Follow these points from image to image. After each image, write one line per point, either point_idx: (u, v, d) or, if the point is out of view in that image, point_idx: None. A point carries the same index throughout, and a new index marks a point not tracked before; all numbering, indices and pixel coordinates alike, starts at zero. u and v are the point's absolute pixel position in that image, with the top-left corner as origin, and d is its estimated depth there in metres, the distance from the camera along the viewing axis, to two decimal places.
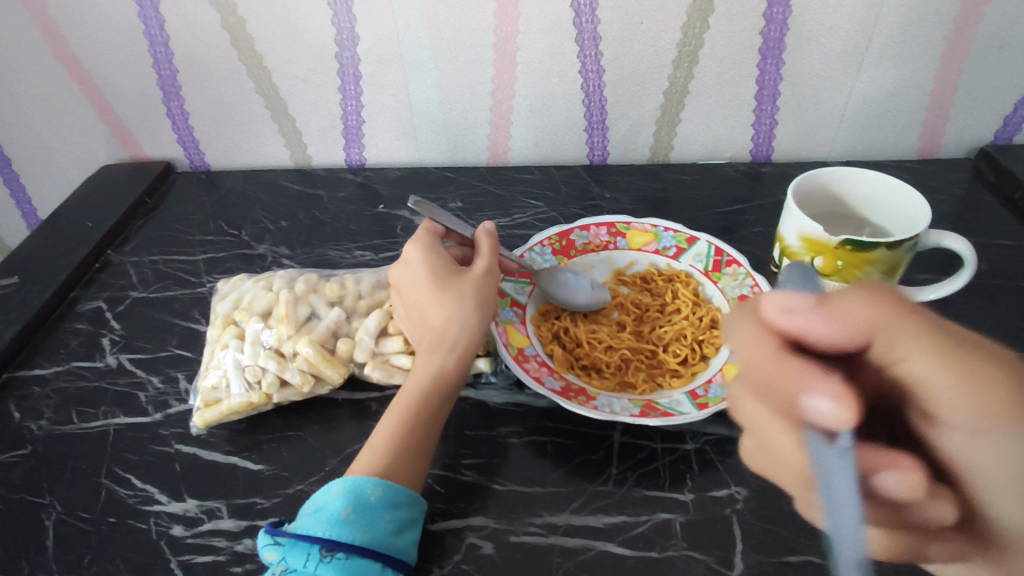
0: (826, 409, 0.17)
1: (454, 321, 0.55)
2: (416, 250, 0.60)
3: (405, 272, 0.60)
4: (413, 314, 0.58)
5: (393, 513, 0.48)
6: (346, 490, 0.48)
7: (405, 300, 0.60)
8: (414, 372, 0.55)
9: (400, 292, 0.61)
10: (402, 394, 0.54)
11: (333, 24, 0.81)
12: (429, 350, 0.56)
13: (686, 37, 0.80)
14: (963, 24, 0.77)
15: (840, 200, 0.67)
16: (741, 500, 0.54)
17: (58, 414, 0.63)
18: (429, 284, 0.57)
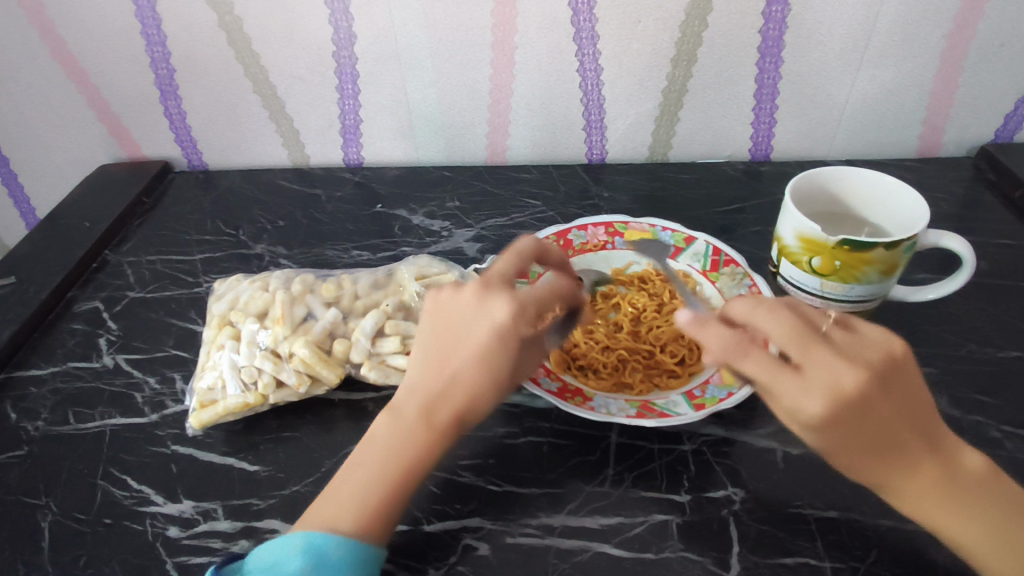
0: (813, 408, 0.42)
1: (477, 415, 0.50)
2: (512, 318, 0.50)
3: (484, 324, 0.50)
4: (446, 376, 0.50)
5: (354, 570, 0.45)
6: (305, 546, 0.45)
7: (451, 349, 0.51)
8: (408, 434, 0.49)
9: (452, 327, 0.51)
10: (385, 453, 0.49)
11: (330, 23, 0.80)
12: (437, 426, 0.49)
13: (684, 35, 0.79)
14: (963, 22, 0.77)
15: (836, 200, 0.67)
16: (738, 501, 0.53)
17: (54, 415, 0.63)
18: (490, 368, 0.49)
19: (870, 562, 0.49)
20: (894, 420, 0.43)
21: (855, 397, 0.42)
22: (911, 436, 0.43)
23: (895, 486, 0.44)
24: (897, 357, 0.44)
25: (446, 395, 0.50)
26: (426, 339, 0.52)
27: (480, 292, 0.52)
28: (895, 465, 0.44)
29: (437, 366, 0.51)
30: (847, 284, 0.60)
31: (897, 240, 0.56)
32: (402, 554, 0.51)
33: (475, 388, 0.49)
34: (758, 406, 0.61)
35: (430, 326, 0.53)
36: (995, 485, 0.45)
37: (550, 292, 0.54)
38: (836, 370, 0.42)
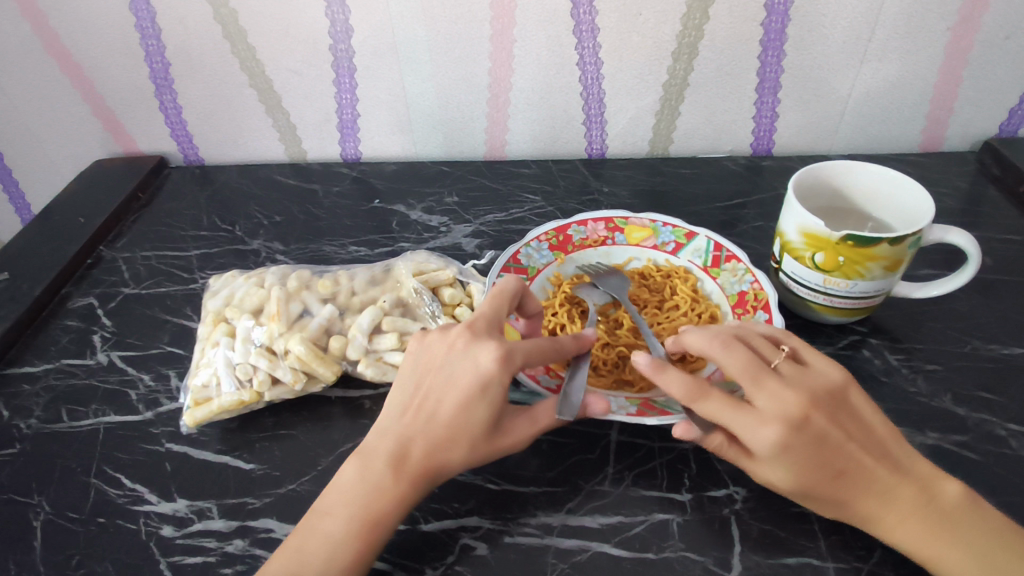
0: (767, 435, 0.46)
1: (449, 462, 0.50)
2: (495, 366, 0.49)
3: (466, 370, 0.50)
4: (423, 421, 0.50)
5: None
6: None
7: (432, 395, 0.51)
8: (375, 480, 0.49)
9: (436, 372, 0.52)
10: (351, 500, 0.49)
11: (327, 16, 0.79)
12: (406, 472, 0.49)
13: (685, 28, 0.78)
14: (968, 14, 0.76)
15: (840, 194, 0.66)
16: (740, 500, 0.53)
17: (48, 413, 0.63)
18: (465, 417, 0.49)
19: (873, 562, 0.49)
20: (849, 445, 0.46)
21: (797, 418, 0.46)
22: (870, 461, 0.47)
23: (876, 514, 0.46)
24: (843, 388, 0.49)
25: (418, 439, 0.50)
26: (409, 384, 0.53)
27: (467, 339, 0.52)
28: (865, 494, 0.46)
29: (413, 413, 0.51)
30: (850, 280, 0.59)
31: (902, 236, 0.55)
32: (399, 554, 0.50)
33: (448, 437, 0.49)
34: None
35: (415, 372, 0.53)
36: (976, 509, 0.46)
37: (542, 343, 0.52)
38: (782, 403, 0.46)
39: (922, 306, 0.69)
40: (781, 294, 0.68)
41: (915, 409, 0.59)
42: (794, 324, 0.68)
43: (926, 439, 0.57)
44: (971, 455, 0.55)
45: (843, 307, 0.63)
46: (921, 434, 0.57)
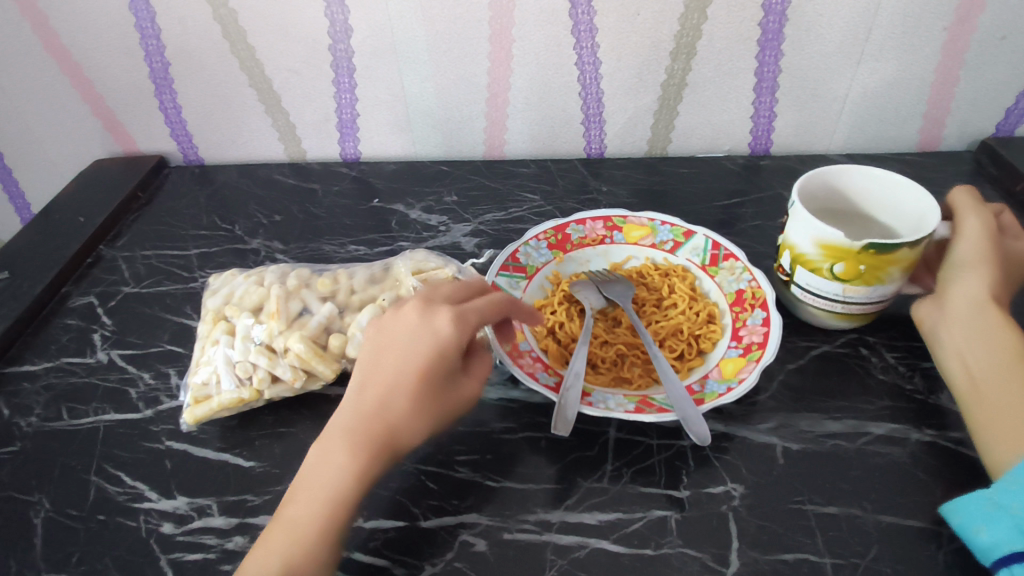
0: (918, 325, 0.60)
1: (417, 432, 0.51)
2: (450, 328, 0.52)
3: (426, 340, 0.52)
4: (386, 394, 0.51)
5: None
6: None
7: (390, 369, 0.51)
8: (341, 460, 0.49)
9: (394, 347, 0.52)
10: (321, 484, 0.48)
11: (326, 16, 0.79)
12: (374, 447, 0.49)
13: (683, 28, 0.79)
14: (964, 14, 0.76)
15: (843, 195, 0.65)
16: (737, 496, 0.53)
17: (48, 410, 0.63)
18: (431, 384, 0.51)
19: (870, 557, 0.49)
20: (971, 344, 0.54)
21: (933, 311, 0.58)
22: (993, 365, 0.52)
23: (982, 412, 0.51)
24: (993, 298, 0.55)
25: (383, 414, 0.50)
26: (365, 363, 0.53)
27: (420, 312, 0.54)
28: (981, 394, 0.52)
29: (375, 388, 0.51)
30: (870, 286, 0.59)
31: (920, 239, 0.55)
32: (399, 550, 0.51)
33: (415, 406, 0.51)
34: (758, 400, 0.60)
35: (370, 351, 0.54)
36: None
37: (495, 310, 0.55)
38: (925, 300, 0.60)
39: None
40: (779, 292, 0.68)
41: (911, 406, 0.60)
42: (791, 323, 0.68)
43: (922, 436, 0.57)
44: (967, 452, 0.56)
45: (857, 314, 0.62)
46: (917, 431, 0.58)
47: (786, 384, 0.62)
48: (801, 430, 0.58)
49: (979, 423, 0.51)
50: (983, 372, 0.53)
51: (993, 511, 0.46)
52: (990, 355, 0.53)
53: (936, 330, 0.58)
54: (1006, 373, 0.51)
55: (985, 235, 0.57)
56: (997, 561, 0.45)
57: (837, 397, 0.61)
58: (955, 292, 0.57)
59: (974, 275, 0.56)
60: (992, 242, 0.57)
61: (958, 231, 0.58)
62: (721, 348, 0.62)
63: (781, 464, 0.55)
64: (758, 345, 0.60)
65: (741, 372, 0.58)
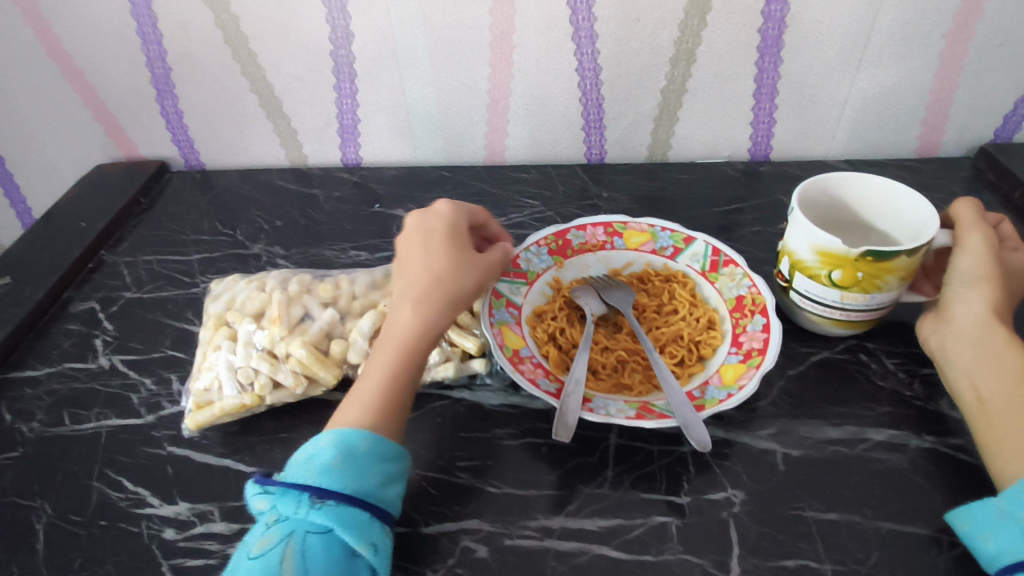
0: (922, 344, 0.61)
1: (460, 293, 0.58)
2: (453, 213, 0.62)
3: (439, 224, 0.61)
4: (417, 269, 0.58)
5: (381, 464, 0.49)
6: (336, 442, 0.49)
7: (417, 252, 0.60)
8: (401, 322, 0.56)
9: (413, 238, 0.61)
10: (390, 345, 0.55)
11: (327, 22, 0.80)
12: (427, 305, 0.57)
13: (683, 35, 0.79)
14: (963, 21, 0.77)
15: (841, 205, 0.66)
16: (738, 503, 0.53)
17: (50, 416, 0.63)
18: (455, 249, 0.59)
19: (870, 564, 0.49)
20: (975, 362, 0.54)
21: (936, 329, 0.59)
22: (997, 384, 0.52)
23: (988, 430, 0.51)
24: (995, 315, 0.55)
25: (423, 280, 0.58)
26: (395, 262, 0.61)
27: (420, 214, 0.62)
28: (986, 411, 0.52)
29: (409, 271, 0.59)
30: (868, 294, 0.59)
31: (917, 247, 0.56)
32: (400, 557, 0.51)
33: (449, 270, 0.58)
34: (758, 406, 0.61)
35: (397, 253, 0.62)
36: None
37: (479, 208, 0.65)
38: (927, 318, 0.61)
39: (918, 310, 0.70)
40: (779, 299, 0.68)
41: (910, 412, 0.60)
42: (790, 329, 0.68)
43: (922, 442, 0.57)
44: (967, 458, 0.56)
45: (857, 321, 0.63)
46: (917, 437, 0.58)
47: (786, 391, 0.62)
48: (801, 436, 0.58)
49: (985, 441, 0.52)
50: (991, 393, 0.52)
51: (1001, 521, 0.46)
52: (997, 375, 0.53)
53: (939, 347, 0.58)
54: (1012, 392, 0.51)
55: (987, 251, 0.56)
56: (1001, 569, 0.45)
57: (836, 403, 0.61)
58: (959, 312, 0.57)
59: (977, 294, 0.56)
60: (994, 259, 0.56)
61: (960, 245, 0.58)
62: (721, 354, 0.62)
63: (782, 470, 0.55)
64: (758, 351, 0.60)
65: (742, 378, 0.58)
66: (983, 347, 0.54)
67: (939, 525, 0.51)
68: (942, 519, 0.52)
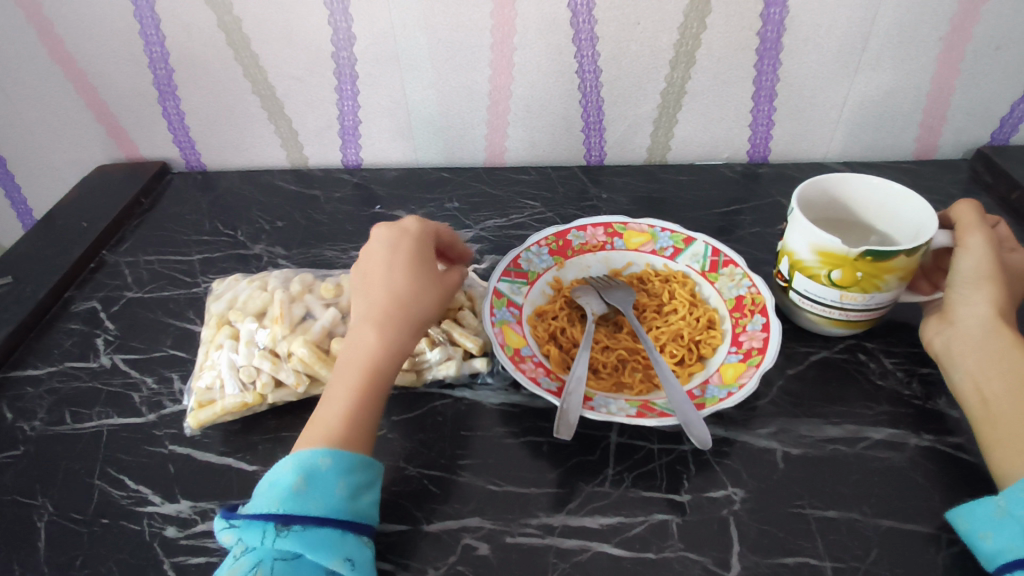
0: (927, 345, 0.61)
1: (424, 312, 0.59)
2: (414, 233, 0.63)
3: (403, 244, 0.62)
4: (381, 286, 0.59)
5: (347, 478, 0.49)
6: (297, 464, 0.49)
7: (375, 275, 0.60)
8: (366, 339, 0.56)
9: (377, 256, 0.61)
10: (355, 364, 0.55)
11: (329, 24, 0.80)
12: (389, 324, 0.57)
13: (682, 37, 0.80)
14: (960, 24, 0.78)
15: (840, 206, 0.66)
16: (738, 501, 0.53)
17: (51, 415, 0.63)
18: (418, 266, 0.61)
19: (870, 561, 0.49)
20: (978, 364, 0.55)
21: (941, 330, 0.59)
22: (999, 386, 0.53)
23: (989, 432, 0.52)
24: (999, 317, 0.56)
25: (384, 299, 0.58)
26: (357, 280, 0.62)
27: (383, 232, 0.63)
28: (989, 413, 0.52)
29: (373, 289, 0.60)
30: (867, 293, 0.60)
31: (916, 247, 0.56)
32: (402, 555, 0.51)
33: (414, 288, 0.59)
34: (758, 405, 0.61)
35: (359, 270, 0.62)
36: None
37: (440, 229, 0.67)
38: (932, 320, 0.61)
39: (916, 310, 0.70)
40: (778, 299, 0.69)
41: (909, 411, 0.60)
42: (789, 330, 0.69)
43: (920, 441, 0.58)
44: (965, 457, 0.56)
45: (855, 321, 0.63)
46: (915, 436, 0.58)
47: (786, 390, 0.62)
48: (801, 434, 0.58)
49: (987, 443, 0.52)
50: (995, 393, 0.53)
51: (1000, 519, 0.47)
52: (1002, 376, 0.53)
53: (944, 350, 0.58)
54: (1015, 395, 0.51)
55: (989, 251, 0.57)
56: (999, 567, 0.45)
57: (836, 402, 0.61)
58: (963, 314, 0.57)
59: (979, 296, 0.57)
60: (995, 259, 0.57)
61: (960, 245, 0.58)
62: (721, 353, 0.62)
63: (782, 469, 0.56)
64: (757, 350, 0.60)
65: (742, 377, 0.59)
66: (987, 349, 0.55)
67: (938, 523, 0.51)
68: (940, 517, 0.52)
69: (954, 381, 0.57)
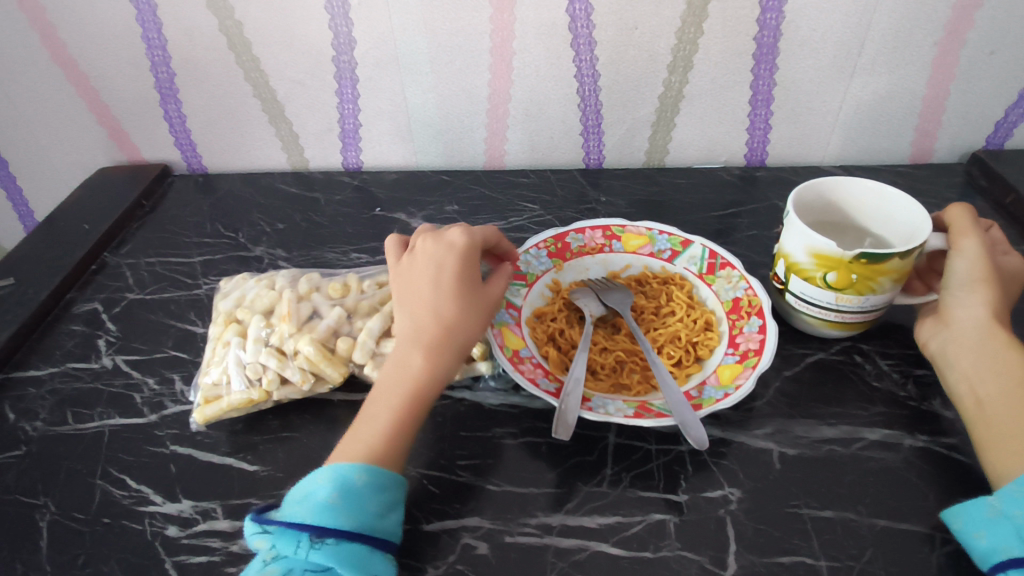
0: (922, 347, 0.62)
1: (470, 334, 0.58)
2: (465, 247, 0.60)
3: (451, 260, 0.59)
4: (428, 306, 0.58)
5: (379, 496, 0.49)
6: (333, 478, 0.49)
7: (421, 291, 0.59)
8: (411, 362, 0.56)
9: (423, 272, 0.60)
10: (398, 385, 0.55)
11: (330, 28, 0.81)
12: (435, 348, 0.57)
13: (680, 42, 0.81)
14: (954, 30, 0.79)
15: (838, 209, 0.67)
16: (735, 500, 0.54)
17: (53, 415, 0.63)
18: (465, 285, 0.59)
19: (865, 560, 0.50)
20: (974, 366, 0.55)
21: (937, 332, 0.59)
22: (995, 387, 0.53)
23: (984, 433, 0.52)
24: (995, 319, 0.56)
25: (430, 320, 0.57)
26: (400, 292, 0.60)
27: (430, 246, 0.61)
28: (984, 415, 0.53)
29: (419, 307, 0.58)
30: (862, 296, 0.60)
31: (910, 249, 0.57)
32: (402, 554, 0.51)
33: (462, 311, 0.58)
34: (754, 406, 0.62)
35: (402, 282, 0.61)
36: None
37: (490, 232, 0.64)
38: (927, 321, 0.62)
39: (912, 313, 0.71)
40: (774, 301, 0.69)
41: (905, 412, 0.61)
42: (786, 332, 0.69)
43: (915, 441, 0.58)
44: (959, 457, 0.57)
45: (850, 323, 0.64)
46: (910, 437, 0.59)
47: (782, 391, 0.63)
48: (797, 435, 0.59)
49: (983, 444, 0.52)
50: (989, 395, 0.53)
51: (994, 518, 0.47)
52: (995, 378, 0.53)
53: (940, 352, 0.59)
54: (1010, 397, 0.52)
55: (983, 252, 0.58)
56: (993, 566, 0.46)
57: (832, 403, 0.62)
58: (958, 316, 0.58)
59: (975, 298, 0.57)
60: (989, 261, 0.58)
61: (955, 248, 0.59)
62: (718, 354, 0.63)
63: (778, 469, 0.56)
64: (754, 351, 0.61)
65: (738, 378, 0.59)
66: (983, 352, 0.55)
67: (933, 523, 0.52)
68: (935, 516, 0.52)
69: (950, 383, 0.57)
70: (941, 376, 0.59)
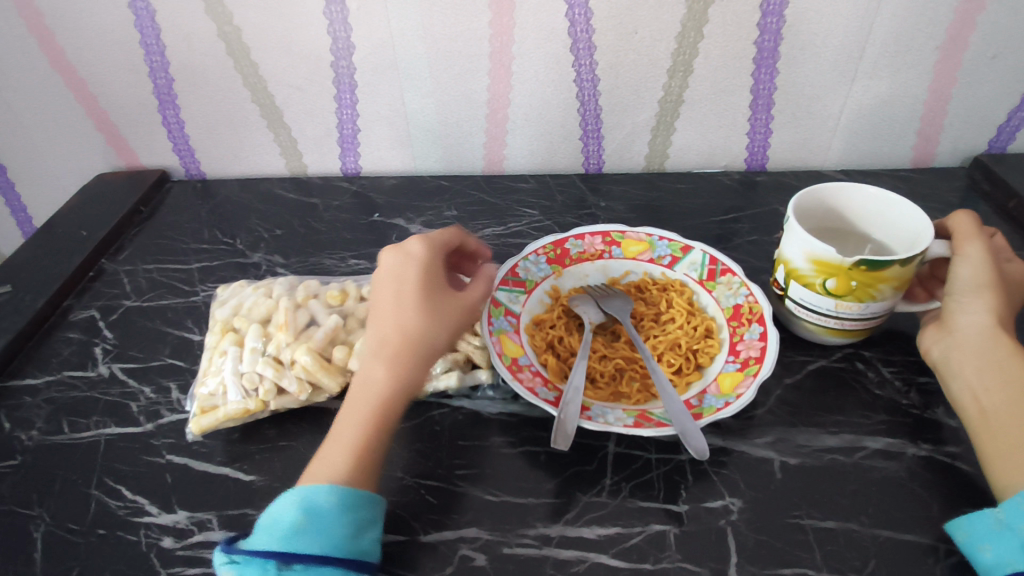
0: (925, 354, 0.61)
1: (437, 339, 0.56)
2: (424, 256, 0.60)
3: (410, 271, 0.59)
4: (385, 321, 0.57)
5: (349, 515, 0.48)
6: (299, 501, 0.48)
7: (384, 304, 0.58)
8: (371, 375, 0.55)
9: (387, 283, 0.59)
10: (364, 398, 0.54)
11: (329, 33, 0.81)
12: (398, 358, 0.55)
13: (680, 46, 0.80)
14: (956, 34, 0.78)
15: (839, 215, 0.66)
16: (736, 511, 0.53)
17: (49, 424, 0.63)
18: (426, 295, 0.58)
19: (868, 573, 0.49)
20: (977, 374, 0.55)
21: (940, 337, 0.59)
22: (999, 396, 0.53)
23: (988, 443, 0.52)
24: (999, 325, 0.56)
25: (391, 331, 0.56)
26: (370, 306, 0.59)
27: (389, 259, 0.60)
28: (988, 424, 0.52)
29: (381, 318, 0.57)
30: (862, 303, 0.60)
31: (911, 257, 0.56)
32: (398, 565, 0.51)
33: (419, 315, 0.56)
34: (755, 415, 0.61)
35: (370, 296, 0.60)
36: None
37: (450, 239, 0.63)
38: (930, 328, 0.61)
39: (914, 319, 0.70)
40: (775, 308, 0.69)
41: (908, 420, 0.60)
42: (788, 339, 0.69)
43: (918, 450, 0.58)
44: (962, 466, 0.56)
45: (851, 330, 0.63)
46: (913, 445, 0.58)
47: (784, 399, 0.62)
48: (799, 444, 0.58)
49: (986, 455, 0.52)
50: (994, 405, 0.53)
51: (999, 531, 0.47)
52: (1001, 388, 0.53)
53: (943, 360, 0.58)
54: (1014, 408, 0.51)
55: (986, 258, 0.57)
56: None
57: (834, 411, 0.61)
58: (962, 323, 0.57)
59: (979, 304, 0.56)
60: (993, 267, 0.57)
61: (959, 254, 0.59)
62: (718, 362, 0.62)
63: (780, 478, 0.56)
64: (755, 359, 0.60)
65: (739, 387, 0.59)
66: (987, 360, 0.54)
67: (936, 533, 0.51)
68: (939, 527, 0.52)
69: (953, 391, 0.57)
70: (943, 382, 0.58)
